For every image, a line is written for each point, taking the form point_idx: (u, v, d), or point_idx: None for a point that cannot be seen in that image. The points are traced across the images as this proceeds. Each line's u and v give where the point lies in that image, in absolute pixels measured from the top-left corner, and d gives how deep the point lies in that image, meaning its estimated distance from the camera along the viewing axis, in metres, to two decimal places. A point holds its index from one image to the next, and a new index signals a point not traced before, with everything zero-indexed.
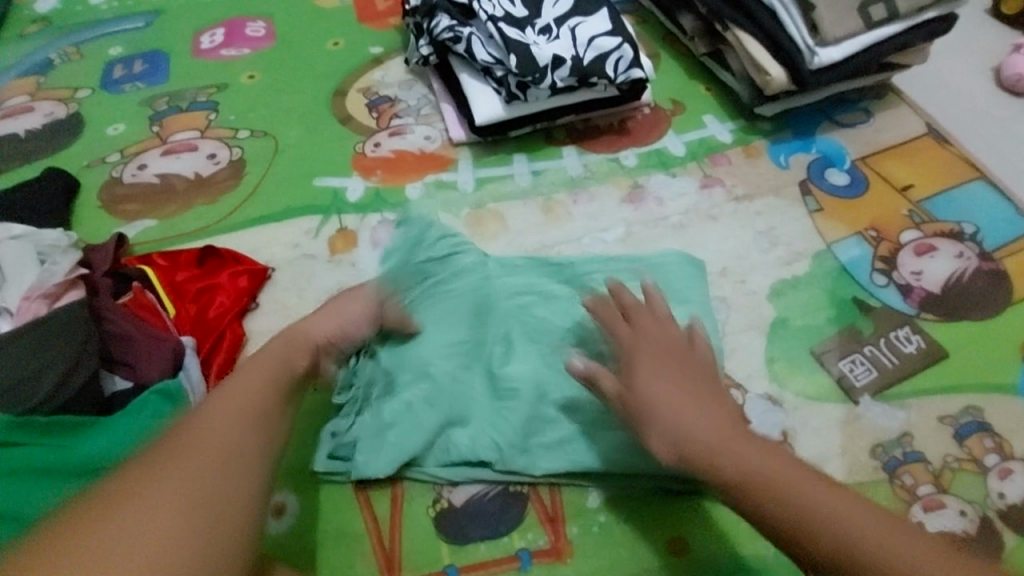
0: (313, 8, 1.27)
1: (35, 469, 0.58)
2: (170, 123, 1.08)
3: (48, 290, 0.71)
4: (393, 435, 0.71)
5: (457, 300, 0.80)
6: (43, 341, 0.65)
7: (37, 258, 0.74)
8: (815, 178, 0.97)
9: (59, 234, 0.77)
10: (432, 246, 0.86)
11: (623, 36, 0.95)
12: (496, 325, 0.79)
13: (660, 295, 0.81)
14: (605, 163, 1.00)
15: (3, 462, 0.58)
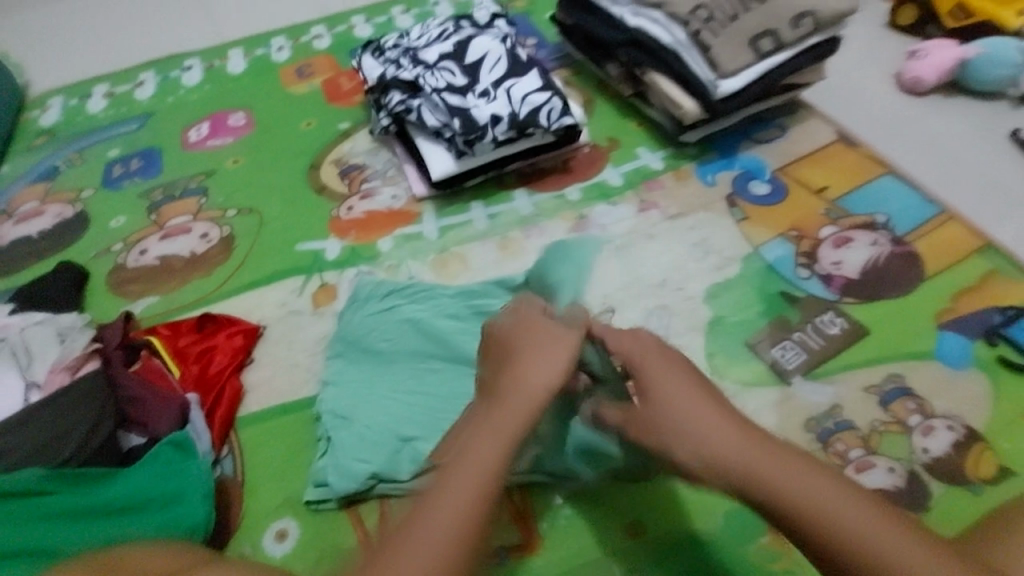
0: (286, 95, 1.43)
1: (71, 513, 0.68)
2: (166, 211, 1.21)
3: (70, 362, 0.79)
4: (365, 454, 0.80)
5: (412, 332, 0.91)
6: (71, 405, 0.75)
7: (57, 337, 0.83)
8: (739, 191, 1.09)
9: (75, 317, 0.86)
10: (383, 291, 0.97)
11: (552, 91, 1.09)
12: (449, 346, 0.88)
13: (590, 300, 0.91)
14: (553, 200, 1.12)
15: (40, 509, 0.67)
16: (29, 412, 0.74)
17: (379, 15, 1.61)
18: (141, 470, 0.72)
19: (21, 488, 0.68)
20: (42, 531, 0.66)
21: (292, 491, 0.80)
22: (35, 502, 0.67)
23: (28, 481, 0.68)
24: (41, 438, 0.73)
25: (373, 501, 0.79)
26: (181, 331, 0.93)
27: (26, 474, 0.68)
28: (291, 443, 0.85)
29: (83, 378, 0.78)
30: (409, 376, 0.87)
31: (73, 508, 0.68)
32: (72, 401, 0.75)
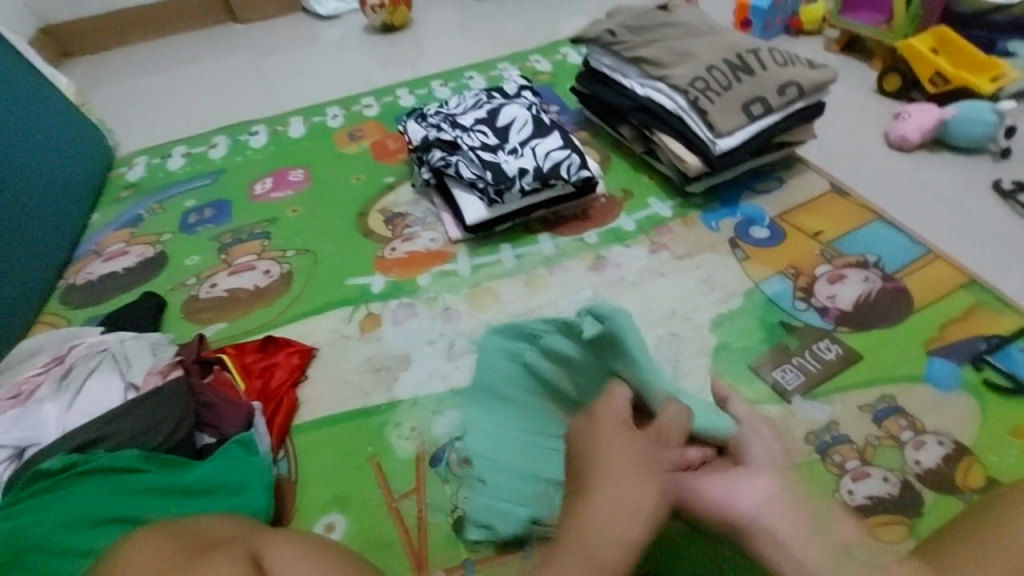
0: (340, 155, 1.65)
1: (159, 489, 0.77)
2: (235, 251, 1.39)
3: (161, 368, 0.92)
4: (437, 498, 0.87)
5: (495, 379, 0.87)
6: (159, 404, 0.86)
7: (149, 350, 0.96)
8: (741, 235, 1.21)
9: (162, 336, 1.01)
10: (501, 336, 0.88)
11: (572, 149, 1.26)
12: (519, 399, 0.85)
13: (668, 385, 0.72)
14: (573, 242, 1.26)
15: (135, 482, 0.77)
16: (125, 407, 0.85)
17: (421, 88, 1.85)
18: (217, 463, 0.84)
19: (121, 464, 0.78)
20: (133, 501, 0.75)
21: (341, 489, 0.90)
22: (129, 478, 0.77)
23: (128, 459, 0.78)
24: (132, 429, 0.82)
25: (412, 499, 0.87)
26: (247, 350, 1.07)
27: (126, 453, 0.79)
28: (338, 449, 0.95)
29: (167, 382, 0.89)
30: (499, 424, 0.87)
31: (162, 485, 0.78)
32: (160, 401, 0.85)
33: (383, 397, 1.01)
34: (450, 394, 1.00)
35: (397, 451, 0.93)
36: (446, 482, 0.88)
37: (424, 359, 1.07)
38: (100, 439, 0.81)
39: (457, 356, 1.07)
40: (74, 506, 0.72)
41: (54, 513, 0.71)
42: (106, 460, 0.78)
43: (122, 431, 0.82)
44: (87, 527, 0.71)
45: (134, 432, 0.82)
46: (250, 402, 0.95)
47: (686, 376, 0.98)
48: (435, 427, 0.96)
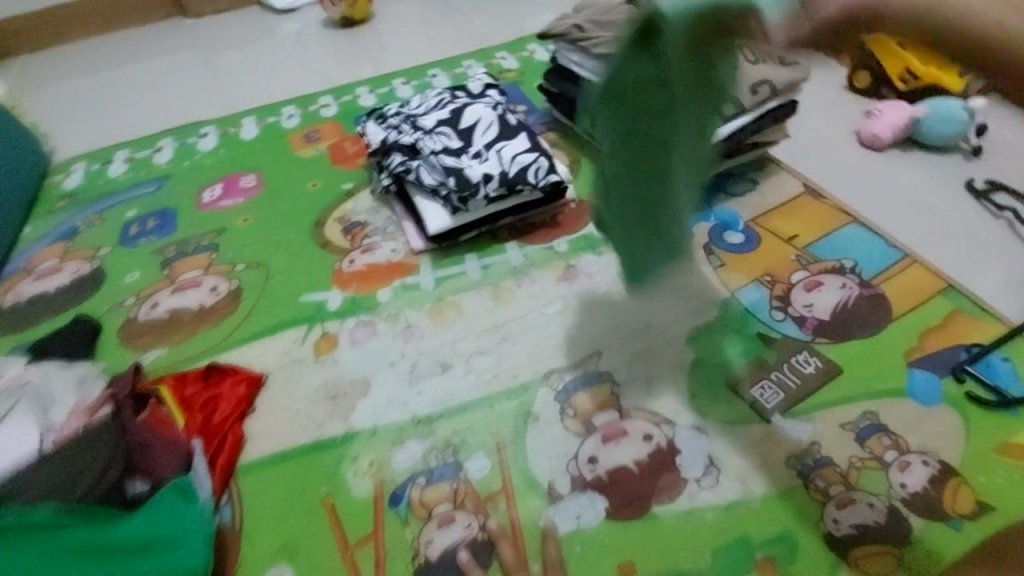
0: (295, 158, 1.55)
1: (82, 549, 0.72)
2: (179, 266, 1.28)
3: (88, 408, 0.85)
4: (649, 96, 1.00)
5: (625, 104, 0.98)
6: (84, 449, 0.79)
7: (74, 385, 0.88)
8: (716, 240, 1.16)
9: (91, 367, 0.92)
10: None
11: (540, 152, 1.19)
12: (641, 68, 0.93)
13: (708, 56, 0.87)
14: (542, 251, 1.19)
15: (57, 543, 0.72)
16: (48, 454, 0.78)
17: (382, 85, 1.76)
18: (148, 512, 0.76)
19: (38, 522, 0.73)
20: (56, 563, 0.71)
21: (290, 539, 0.82)
22: (51, 535, 0.73)
23: (45, 515, 0.73)
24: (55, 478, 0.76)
25: (370, 546, 0.80)
26: (188, 381, 0.98)
27: (44, 508, 0.73)
28: (289, 490, 0.87)
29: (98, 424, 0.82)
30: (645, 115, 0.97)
31: (83, 544, 0.72)
32: (88, 445, 0.79)
33: (339, 428, 0.94)
34: (412, 422, 0.93)
35: (354, 490, 0.86)
36: (407, 524, 0.82)
37: (384, 383, 1.00)
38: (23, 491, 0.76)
39: (420, 379, 0.99)
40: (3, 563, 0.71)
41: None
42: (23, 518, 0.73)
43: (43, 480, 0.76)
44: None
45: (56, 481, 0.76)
46: (189, 442, 0.86)
47: (662, 396, 0.92)
48: (395, 460, 0.89)
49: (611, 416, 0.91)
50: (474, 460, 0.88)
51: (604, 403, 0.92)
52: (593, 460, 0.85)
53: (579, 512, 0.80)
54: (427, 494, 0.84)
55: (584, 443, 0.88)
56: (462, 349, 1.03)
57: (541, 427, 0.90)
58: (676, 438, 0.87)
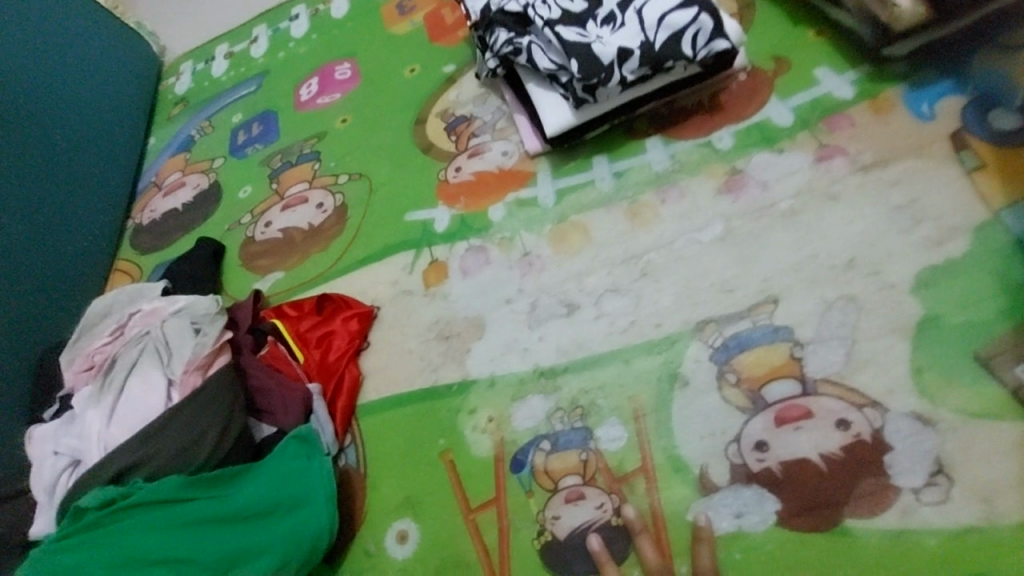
0: (389, 38, 1.32)
1: (206, 519, 0.68)
2: (285, 179, 1.21)
3: (201, 360, 0.79)
4: None
5: None
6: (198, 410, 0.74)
7: (193, 328, 0.83)
8: (974, 126, 0.77)
9: (210, 303, 0.87)
10: None
11: (701, 5, 0.84)
12: None
13: None
14: (695, 150, 0.90)
15: (180, 515, 0.68)
16: (166, 417, 0.73)
17: None
18: (269, 471, 0.73)
19: (157, 495, 0.68)
20: (181, 536, 0.67)
21: (410, 492, 0.78)
22: (171, 509, 0.68)
23: (166, 487, 0.68)
24: (168, 450, 0.71)
25: (492, 513, 0.73)
26: (301, 314, 0.93)
27: (164, 480, 0.69)
28: (407, 439, 0.82)
29: (211, 379, 0.77)
30: None
31: (208, 516, 0.68)
32: (194, 410, 0.74)
33: (453, 375, 0.85)
34: (533, 375, 0.81)
35: (472, 448, 0.78)
36: (530, 494, 0.73)
37: (499, 324, 0.87)
38: (141, 463, 0.71)
39: (540, 323, 0.85)
40: (122, 547, 0.66)
41: (103, 554, 0.66)
42: (141, 492, 0.68)
43: (158, 452, 0.71)
44: (141, 568, 0.65)
45: (171, 454, 0.71)
46: (307, 385, 0.84)
47: (868, 366, 0.68)
48: (515, 418, 0.78)
49: (788, 388, 0.69)
50: (606, 429, 0.74)
51: (779, 370, 0.70)
52: (760, 446, 0.67)
53: (740, 510, 0.65)
54: (553, 463, 0.73)
55: (748, 422, 0.68)
56: (589, 287, 0.85)
57: (690, 396, 0.72)
58: (885, 429, 0.64)
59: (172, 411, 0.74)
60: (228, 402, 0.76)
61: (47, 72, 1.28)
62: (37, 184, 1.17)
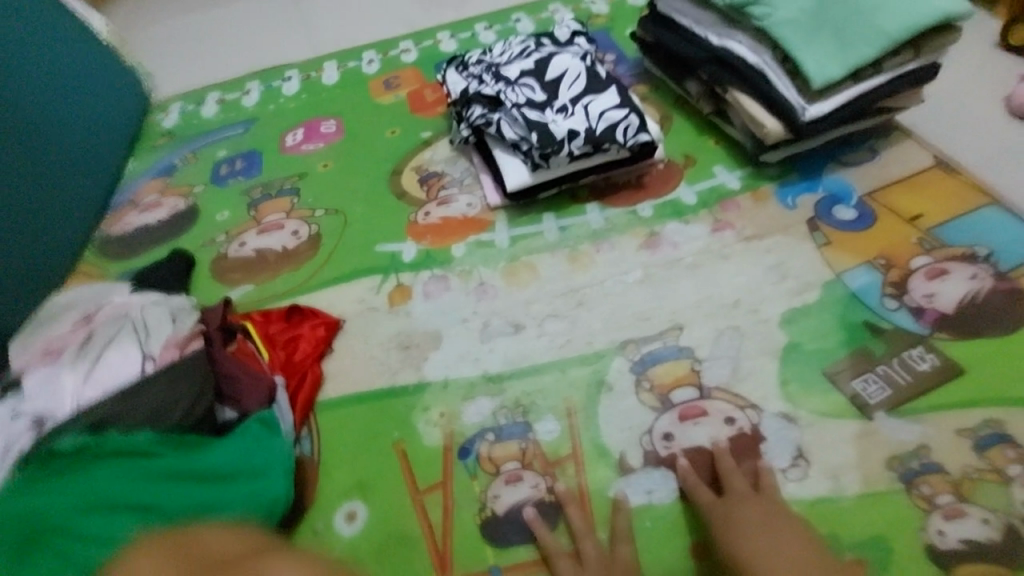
0: (375, 105, 1.53)
1: (171, 474, 0.76)
2: (263, 208, 1.32)
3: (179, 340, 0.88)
4: None
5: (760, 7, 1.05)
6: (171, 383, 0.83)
7: (171, 317, 0.91)
8: (823, 215, 1.05)
9: (186, 301, 0.95)
10: None
11: (630, 108, 1.11)
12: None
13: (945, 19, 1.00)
14: (624, 215, 1.12)
15: (149, 467, 0.76)
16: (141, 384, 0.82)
17: (463, 31, 1.69)
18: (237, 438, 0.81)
19: (131, 447, 0.77)
20: (147, 487, 0.75)
21: (363, 477, 0.85)
22: (145, 462, 0.76)
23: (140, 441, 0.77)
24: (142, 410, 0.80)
25: (438, 495, 0.81)
26: (272, 319, 1.01)
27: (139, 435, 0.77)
28: (363, 431, 0.90)
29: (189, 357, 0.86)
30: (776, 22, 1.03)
31: (176, 471, 0.76)
32: (170, 377, 0.83)
33: (411, 378, 0.95)
34: (482, 380, 0.93)
35: (423, 438, 0.87)
36: (474, 477, 0.82)
37: (455, 338, 0.99)
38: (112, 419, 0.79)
39: (491, 338, 0.98)
40: (96, 488, 0.73)
41: (72, 494, 0.73)
42: (116, 442, 0.76)
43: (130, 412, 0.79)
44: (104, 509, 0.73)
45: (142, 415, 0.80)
46: (272, 377, 0.90)
47: (749, 378, 0.86)
48: (464, 415, 0.89)
49: (689, 394, 0.86)
50: (543, 424, 0.86)
51: (684, 379, 0.88)
52: (667, 437, 0.82)
53: (650, 488, 0.78)
54: (496, 451, 0.84)
55: (658, 419, 0.84)
56: (534, 311, 1.00)
57: (613, 398, 0.87)
58: (761, 425, 0.81)
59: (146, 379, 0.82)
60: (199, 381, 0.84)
61: (41, 91, 1.35)
62: (9, 189, 1.21)
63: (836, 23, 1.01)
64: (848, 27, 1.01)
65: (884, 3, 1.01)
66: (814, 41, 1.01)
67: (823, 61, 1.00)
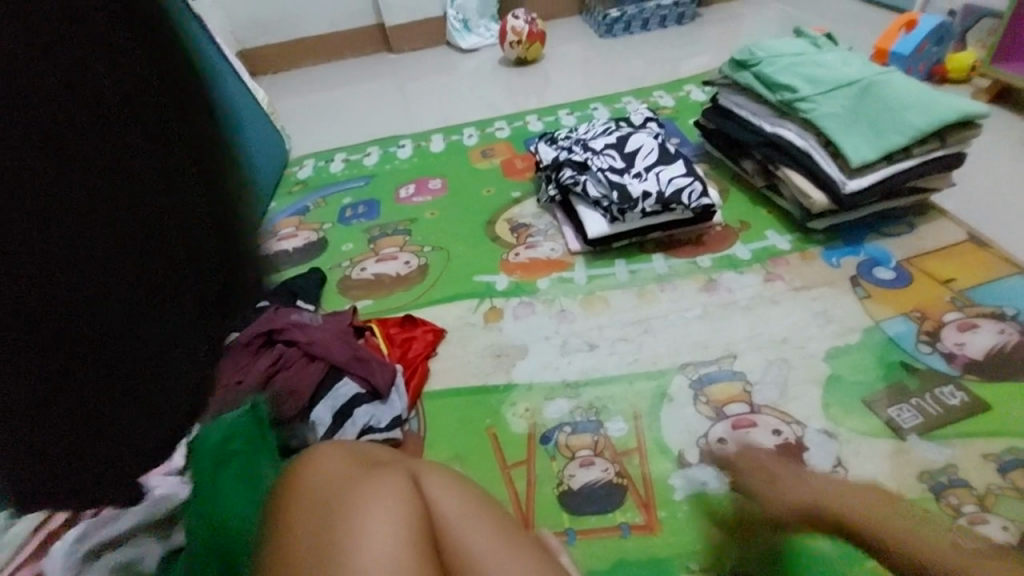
0: (474, 169, 1.84)
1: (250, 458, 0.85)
2: (381, 243, 1.61)
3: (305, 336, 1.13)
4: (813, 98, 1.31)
5: (805, 104, 1.30)
6: (301, 373, 1.09)
7: None
8: (864, 274, 1.21)
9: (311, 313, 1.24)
10: (838, 76, 1.32)
11: (695, 177, 1.34)
12: (808, 90, 1.31)
13: (964, 121, 1.21)
14: (686, 264, 1.32)
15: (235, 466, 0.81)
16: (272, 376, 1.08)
17: (549, 115, 2.03)
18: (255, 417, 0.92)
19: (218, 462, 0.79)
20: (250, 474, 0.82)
21: (461, 451, 1.03)
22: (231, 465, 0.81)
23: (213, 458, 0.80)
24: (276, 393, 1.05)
25: (522, 469, 0.98)
26: (390, 322, 1.25)
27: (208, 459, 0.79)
28: (461, 416, 1.09)
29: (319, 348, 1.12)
30: (818, 116, 1.27)
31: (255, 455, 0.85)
32: (299, 370, 1.09)
33: (502, 379, 1.14)
34: (561, 385, 1.11)
35: (512, 426, 1.05)
36: (554, 459, 0.99)
37: (539, 351, 1.19)
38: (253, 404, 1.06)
39: (569, 353, 1.17)
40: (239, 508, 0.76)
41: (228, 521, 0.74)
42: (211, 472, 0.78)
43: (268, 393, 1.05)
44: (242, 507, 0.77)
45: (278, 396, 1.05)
46: (394, 365, 1.14)
47: (795, 400, 1.00)
48: (546, 411, 1.07)
49: (741, 408, 1.01)
50: (613, 422, 1.02)
51: (736, 397, 1.03)
52: (721, 440, 0.97)
53: (704, 480, 0.92)
54: (572, 440, 1.01)
55: (713, 425, 0.99)
56: (607, 335, 1.19)
57: (674, 406, 1.03)
58: (804, 438, 0.95)
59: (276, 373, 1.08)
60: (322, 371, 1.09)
61: None
62: None
63: (869, 120, 1.24)
64: (881, 120, 1.23)
65: (912, 105, 1.23)
66: (851, 132, 1.23)
67: (861, 148, 1.21)
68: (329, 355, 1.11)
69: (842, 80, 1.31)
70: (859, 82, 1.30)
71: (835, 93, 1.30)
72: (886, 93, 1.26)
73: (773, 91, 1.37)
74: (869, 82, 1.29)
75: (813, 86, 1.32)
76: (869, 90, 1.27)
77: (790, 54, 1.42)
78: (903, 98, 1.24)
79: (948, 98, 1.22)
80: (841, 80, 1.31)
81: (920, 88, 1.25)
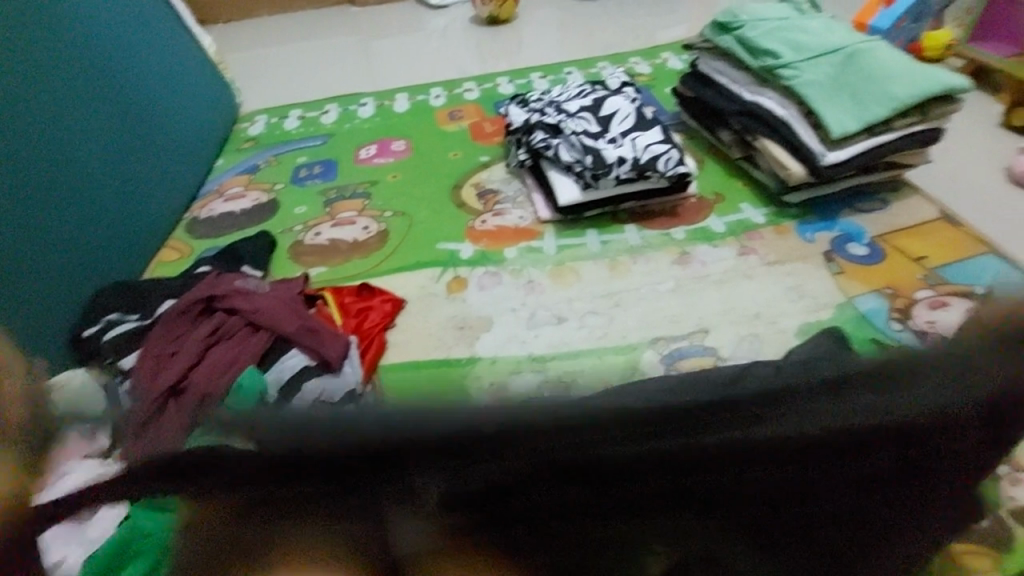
0: (440, 131, 1.72)
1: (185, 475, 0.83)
2: (337, 207, 1.48)
3: (250, 306, 1.05)
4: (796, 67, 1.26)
5: (787, 73, 1.24)
6: (242, 345, 1.01)
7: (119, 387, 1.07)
8: (837, 250, 1.19)
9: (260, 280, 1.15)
10: (820, 43, 1.27)
11: (671, 144, 1.27)
12: (790, 58, 1.26)
13: (944, 96, 1.18)
14: (659, 236, 1.27)
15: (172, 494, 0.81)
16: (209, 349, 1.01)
17: (521, 78, 1.92)
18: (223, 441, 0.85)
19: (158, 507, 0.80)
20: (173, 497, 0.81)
21: None
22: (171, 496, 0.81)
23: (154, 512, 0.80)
24: (211, 366, 0.98)
25: None
26: (345, 291, 1.16)
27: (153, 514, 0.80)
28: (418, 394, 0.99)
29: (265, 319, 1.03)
30: (801, 86, 1.22)
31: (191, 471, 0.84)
32: (241, 341, 1.01)
33: (464, 353, 1.07)
34: (526, 357, 1.02)
35: None
36: None
37: (505, 324, 1.12)
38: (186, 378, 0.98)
39: (536, 326, 1.11)
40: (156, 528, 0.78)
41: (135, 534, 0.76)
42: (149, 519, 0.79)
43: (200, 368, 0.98)
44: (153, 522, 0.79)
45: (212, 369, 0.98)
46: (348, 336, 1.05)
47: None
48: (512, 386, 0.98)
49: None
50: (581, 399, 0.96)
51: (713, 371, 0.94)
52: None
53: None
54: None
55: None
56: (576, 308, 1.13)
57: None
58: None
59: (215, 346, 1.01)
60: (265, 343, 1.02)
61: (154, 82, 1.51)
62: (123, 160, 1.34)
63: (852, 92, 1.20)
64: (863, 92, 1.19)
65: (893, 77, 1.19)
66: (832, 103, 1.19)
67: (843, 119, 1.17)
68: (276, 325, 1.03)
69: (825, 48, 1.26)
70: (842, 52, 1.25)
71: (818, 61, 1.25)
72: (870, 65, 1.21)
73: (756, 57, 1.31)
74: (851, 52, 1.25)
75: (795, 54, 1.27)
76: (852, 59, 1.23)
77: (772, 18, 1.36)
78: (886, 71, 1.20)
79: (929, 71, 1.19)
80: (824, 49, 1.26)
81: (902, 61, 1.22)
